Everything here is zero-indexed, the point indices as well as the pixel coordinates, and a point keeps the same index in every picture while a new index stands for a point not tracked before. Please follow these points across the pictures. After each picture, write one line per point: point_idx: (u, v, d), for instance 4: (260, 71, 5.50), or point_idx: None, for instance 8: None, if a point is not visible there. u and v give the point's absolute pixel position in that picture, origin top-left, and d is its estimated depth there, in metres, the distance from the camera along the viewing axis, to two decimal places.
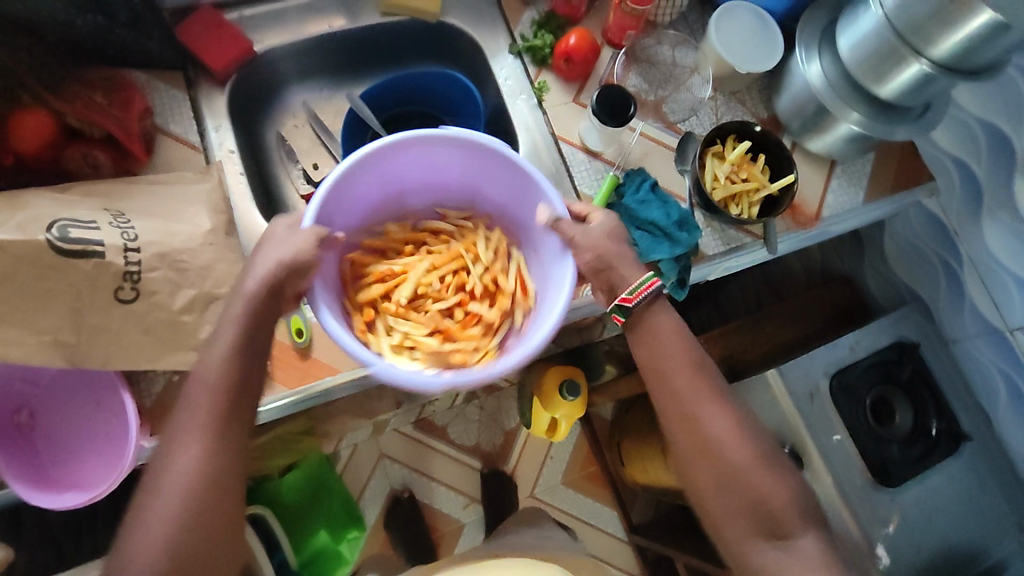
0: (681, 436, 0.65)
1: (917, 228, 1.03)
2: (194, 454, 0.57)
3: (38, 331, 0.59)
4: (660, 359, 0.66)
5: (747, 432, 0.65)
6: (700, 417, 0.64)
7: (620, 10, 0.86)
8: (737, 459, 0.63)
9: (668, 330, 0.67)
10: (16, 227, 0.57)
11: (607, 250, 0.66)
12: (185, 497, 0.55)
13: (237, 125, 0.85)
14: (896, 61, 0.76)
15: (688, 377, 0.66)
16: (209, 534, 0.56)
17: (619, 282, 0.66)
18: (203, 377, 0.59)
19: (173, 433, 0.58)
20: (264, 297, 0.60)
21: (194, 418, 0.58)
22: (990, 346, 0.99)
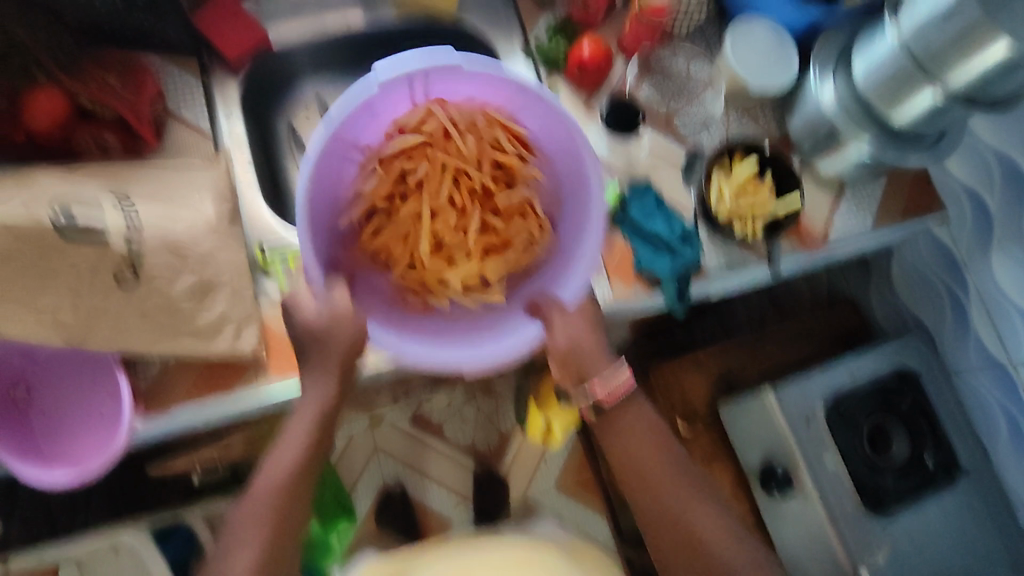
0: (658, 527, 0.71)
1: (926, 255, 1.02)
2: (250, 552, 0.63)
3: (37, 309, 0.59)
4: (631, 450, 0.72)
5: (721, 518, 0.70)
6: (673, 505, 0.70)
7: (636, 20, 0.87)
8: (715, 546, 0.68)
9: (646, 427, 0.73)
10: (20, 205, 0.57)
11: (581, 337, 0.71)
12: None
13: (248, 114, 0.86)
14: (910, 87, 0.76)
15: (659, 468, 0.72)
16: None
17: (595, 373, 0.72)
18: (271, 479, 0.66)
19: (236, 526, 0.64)
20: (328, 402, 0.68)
21: (257, 517, 0.64)
22: (992, 381, 0.97)
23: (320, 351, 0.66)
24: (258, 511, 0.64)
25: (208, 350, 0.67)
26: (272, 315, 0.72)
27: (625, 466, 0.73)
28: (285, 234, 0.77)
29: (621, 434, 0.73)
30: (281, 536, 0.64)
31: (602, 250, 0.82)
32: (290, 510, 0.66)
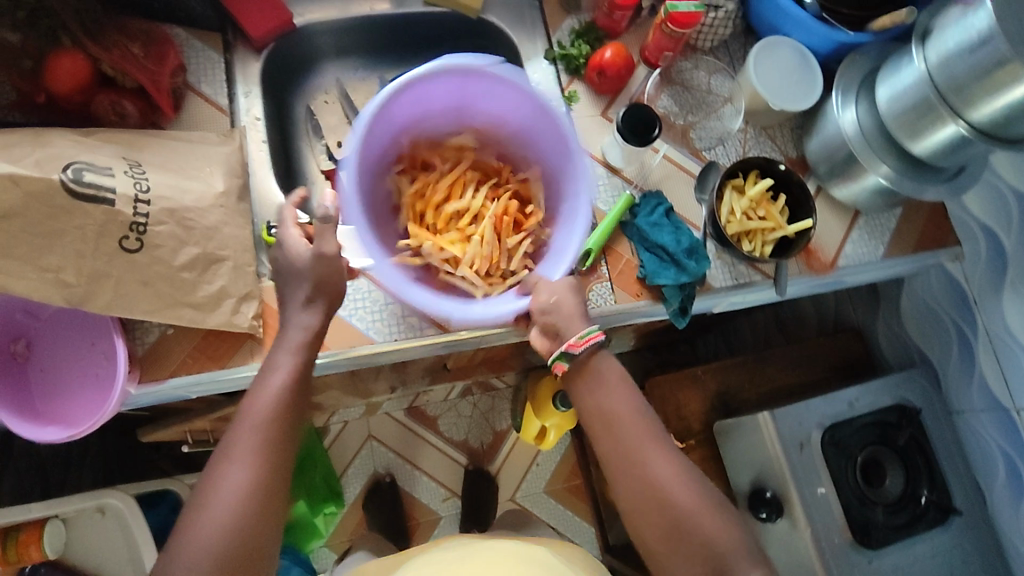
0: (622, 479, 0.68)
1: (935, 290, 0.99)
2: (243, 474, 0.59)
3: (40, 267, 0.60)
4: (602, 398, 0.70)
5: (690, 475, 0.67)
6: (641, 456, 0.67)
7: (660, 31, 0.86)
8: (681, 500, 0.65)
9: (610, 370, 0.71)
10: (34, 164, 0.59)
11: (566, 300, 0.71)
12: (227, 511, 0.58)
13: (267, 93, 0.87)
14: (932, 119, 0.75)
15: (630, 418, 0.69)
16: (249, 542, 0.58)
17: (566, 329, 0.70)
18: (257, 404, 0.62)
19: (221, 453, 0.61)
20: (309, 336, 0.66)
21: (250, 438, 0.61)
22: (994, 425, 0.96)
23: (302, 303, 0.67)
24: (245, 442, 0.61)
25: (205, 322, 0.67)
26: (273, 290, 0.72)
27: (593, 414, 0.70)
28: None
29: (592, 382, 0.71)
30: (274, 463, 0.62)
31: (607, 257, 0.82)
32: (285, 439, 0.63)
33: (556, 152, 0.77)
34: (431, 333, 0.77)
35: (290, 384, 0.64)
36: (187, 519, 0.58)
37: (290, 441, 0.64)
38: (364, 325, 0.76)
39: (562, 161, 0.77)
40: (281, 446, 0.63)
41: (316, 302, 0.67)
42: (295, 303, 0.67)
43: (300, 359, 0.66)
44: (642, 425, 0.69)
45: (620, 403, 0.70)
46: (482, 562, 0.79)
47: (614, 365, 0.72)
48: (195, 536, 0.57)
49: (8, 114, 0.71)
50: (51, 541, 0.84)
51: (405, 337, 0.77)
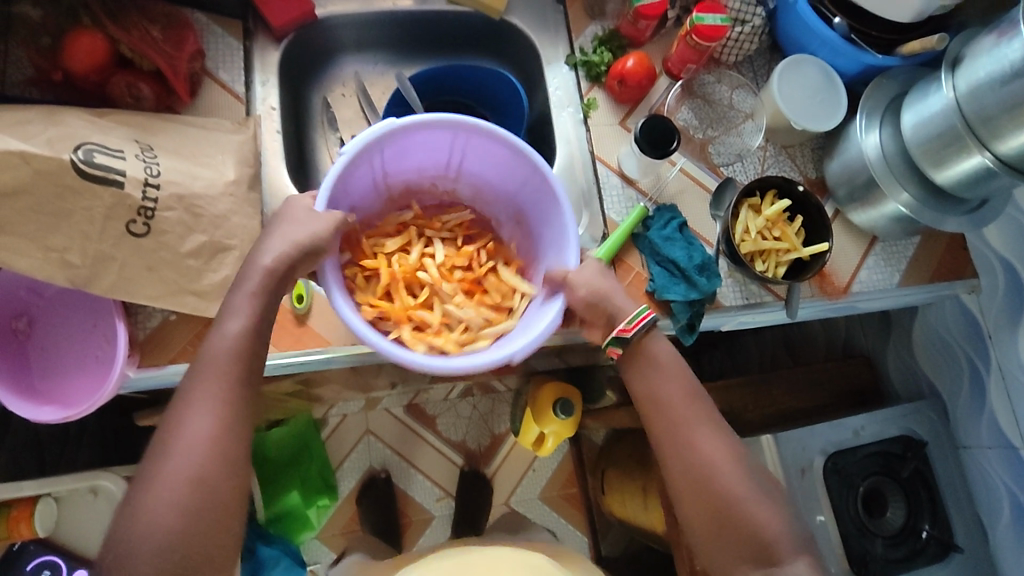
0: (672, 460, 0.68)
1: (949, 322, 0.97)
2: (209, 419, 0.58)
3: (45, 247, 0.59)
4: (657, 382, 0.70)
5: (740, 460, 0.67)
6: (694, 438, 0.68)
7: (684, 42, 0.84)
8: (731, 484, 0.65)
9: (662, 351, 0.72)
10: (45, 142, 0.59)
11: (603, 286, 0.71)
12: (200, 455, 0.57)
13: (284, 83, 0.86)
14: (957, 149, 0.73)
15: (685, 402, 0.69)
16: (218, 491, 0.57)
17: (616, 315, 0.71)
18: (216, 350, 0.61)
19: (186, 399, 0.59)
20: (270, 282, 0.63)
21: (212, 382, 0.59)
22: (1002, 462, 0.95)
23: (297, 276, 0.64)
24: (210, 387, 0.59)
25: (208, 311, 0.66)
26: None
27: (648, 396, 0.70)
28: None
29: (647, 366, 0.71)
30: (238, 410, 0.60)
31: (617, 268, 0.81)
32: (247, 384, 0.62)
33: (503, 166, 0.76)
34: None
35: (249, 329, 0.62)
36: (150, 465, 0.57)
37: (251, 388, 0.62)
38: None
39: (513, 175, 0.76)
40: (246, 393, 0.61)
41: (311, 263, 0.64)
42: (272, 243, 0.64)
43: (258, 303, 0.62)
44: (698, 408, 0.69)
45: (677, 386, 0.70)
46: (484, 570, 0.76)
47: (669, 351, 0.72)
48: (159, 480, 0.56)
49: (24, 90, 0.71)
50: (41, 519, 0.84)
51: None
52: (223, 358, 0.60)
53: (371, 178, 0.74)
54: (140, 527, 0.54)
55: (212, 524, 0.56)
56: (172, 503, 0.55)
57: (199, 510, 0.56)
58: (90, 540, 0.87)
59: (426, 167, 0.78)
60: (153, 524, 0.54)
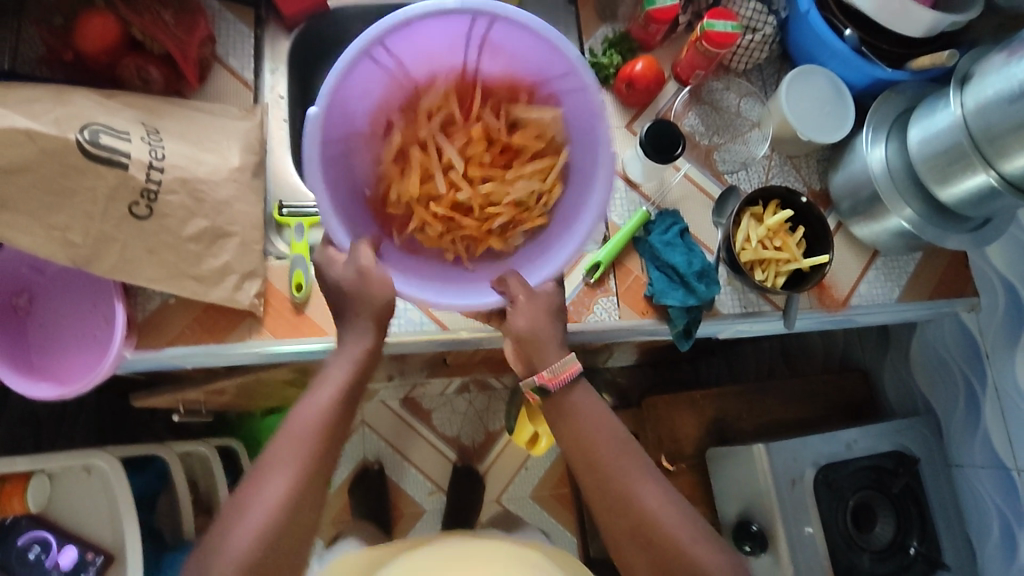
0: (608, 511, 0.63)
1: (947, 340, 0.96)
2: (280, 486, 0.58)
3: (48, 225, 0.60)
4: (579, 428, 0.65)
5: (680, 504, 0.62)
6: (629, 490, 0.62)
7: (694, 48, 0.85)
8: (673, 532, 0.61)
9: (588, 402, 0.66)
10: (51, 121, 0.59)
11: (542, 326, 0.67)
12: (263, 523, 0.57)
13: (294, 72, 0.87)
14: (962, 167, 0.73)
15: (612, 446, 0.64)
16: (273, 559, 0.57)
17: (543, 361, 0.66)
18: (302, 415, 0.62)
19: (264, 464, 0.60)
20: (365, 357, 0.65)
21: (294, 448, 0.60)
22: (993, 481, 0.93)
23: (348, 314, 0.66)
24: (288, 455, 0.60)
25: (207, 296, 0.67)
26: (278, 271, 0.72)
27: (573, 445, 0.65)
28: (306, 196, 0.77)
29: (565, 414, 0.66)
30: (310, 481, 0.60)
31: (616, 271, 0.81)
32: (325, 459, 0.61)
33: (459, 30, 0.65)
34: (431, 328, 0.77)
35: (336, 400, 0.63)
36: (222, 524, 0.58)
37: (330, 461, 0.62)
38: None
39: (491, 38, 0.66)
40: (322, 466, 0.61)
41: (371, 319, 0.65)
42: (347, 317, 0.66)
43: (349, 373, 0.64)
44: (625, 451, 0.64)
45: (602, 430, 0.65)
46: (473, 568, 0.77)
47: (589, 393, 0.67)
48: (227, 543, 0.56)
49: (37, 69, 0.72)
50: (34, 495, 0.84)
51: (406, 332, 0.77)
52: (306, 429, 0.61)
53: (341, 135, 0.67)
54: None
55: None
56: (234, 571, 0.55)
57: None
58: (81, 518, 0.88)
59: (376, 91, 0.69)
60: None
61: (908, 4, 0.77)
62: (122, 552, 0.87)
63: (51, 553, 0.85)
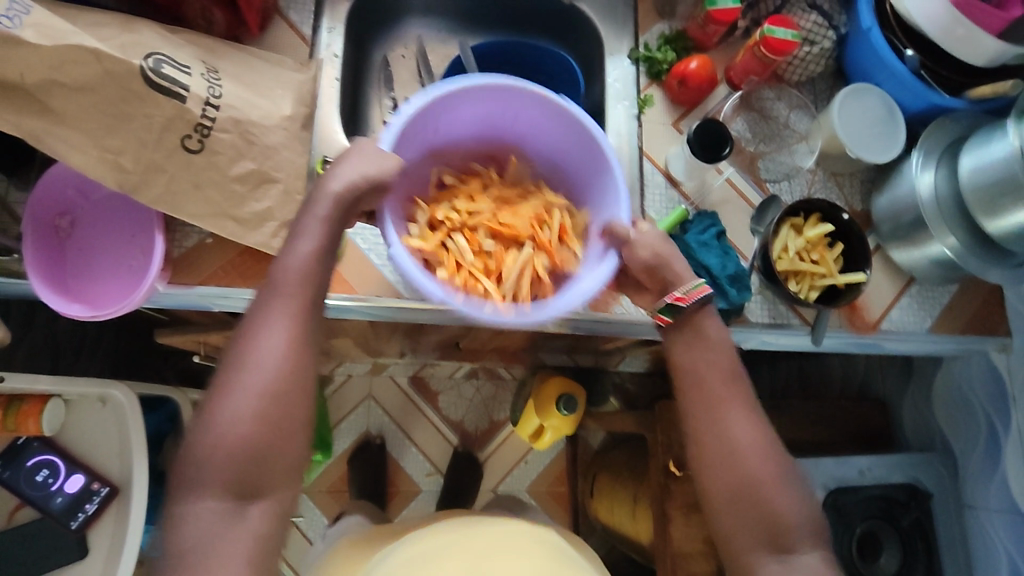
0: (703, 436, 0.68)
1: (974, 377, 0.95)
2: (282, 340, 0.60)
3: (102, 147, 0.60)
4: (700, 355, 0.69)
5: (771, 445, 0.67)
6: (724, 418, 0.67)
7: (751, 53, 0.84)
8: (762, 470, 0.66)
9: (711, 324, 0.71)
10: (118, 46, 0.60)
11: (664, 250, 0.70)
12: (275, 367, 0.59)
13: (349, 34, 0.88)
14: (1015, 199, 0.71)
15: (725, 379, 0.69)
16: (283, 405, 0.59)
17: (674, 280, 0.70)
18: (287, 272, 0.62)
19: (262, 313, 0.61)
20: (338, 209, 0.63)
21: (287, 304, 0.61)
22: (1008, 527, 0.91)
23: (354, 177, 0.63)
24: (283, 308, 0.61)
25: (245, 239, 0.67)
26: None
27: (689, 368, 0.70)
28: None
29: (692, 337, 0.70)
30: (307, 333, 0.62)
31: None
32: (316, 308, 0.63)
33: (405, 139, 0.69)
34: None
35: (321, 252, 0.63)
36: (227, 373, 0.59)
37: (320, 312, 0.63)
38: (393, 278, 0.75)
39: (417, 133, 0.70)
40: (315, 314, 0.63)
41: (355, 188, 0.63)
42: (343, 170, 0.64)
43: (331, 228, 0.63)
44: (735, 386, 0.69)
45: (720, 362, 0.69)
46: (471, 549, 0.77)
47: (715, 325, 0.71)
48: (242, 389, 0.59)
49: None
50: (49, 418, 0.84)
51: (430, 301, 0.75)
52: (294, 281, 0.61)
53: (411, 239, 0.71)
54: (229, 425, 0.58)
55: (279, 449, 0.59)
56: (246, 413, 0.58)
57: (274, 423, 0.59)
58: (92, 449, 0.89)
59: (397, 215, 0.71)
60: (240, 428, 0.58)
61: (972, 30, 0.76)
62: (127, 488, 0.89)
63: (57, 479, 0.86)
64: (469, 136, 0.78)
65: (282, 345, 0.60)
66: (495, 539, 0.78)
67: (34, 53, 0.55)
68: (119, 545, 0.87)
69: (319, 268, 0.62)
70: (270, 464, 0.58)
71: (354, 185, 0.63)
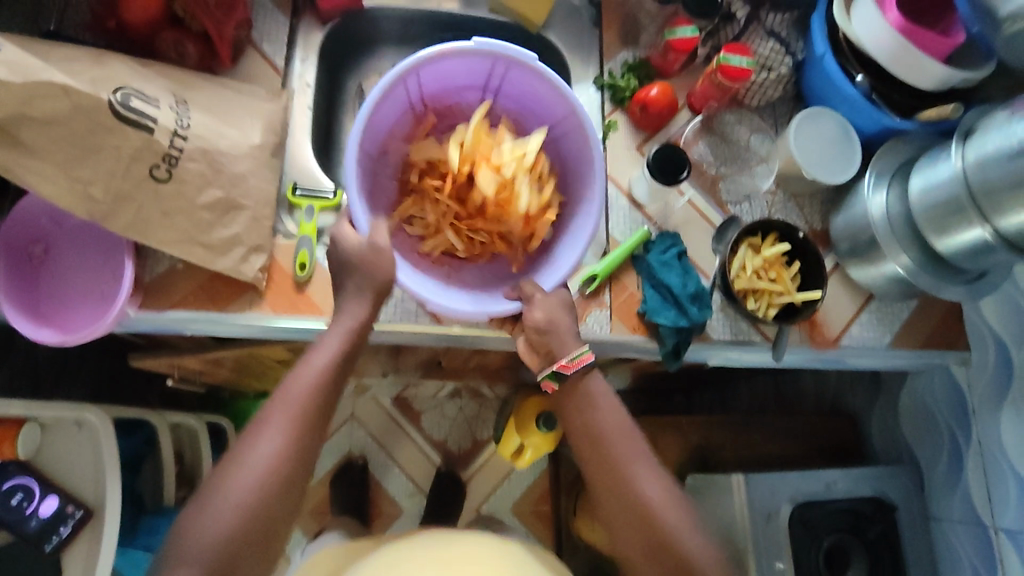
0: (609, 496, 0.68)
1: (937, 393, 0.97)
2: (272, 448, 0.62)
3: (72, 178, 0.63)
4: (594, 416, 0.70)
5: (676, 496, 0.68)
6: (630, 479, 0.67)
7: (709, 80, 0.87)
8: (666, 523, 0.66)
9: (599, 388, 0.72)
10: (88, 80, 0.63)
11: (558, 317, 0.73)
12: (257, 476, 0.61)
13: (323, 64, 0.92)
14: (960, 220, 0.74)
15: (619, 435, 0.69)
16: (256, 519, 0.60)
17: (560, 350, 0.72)
18: (292, 388, 0.65)
19: (257, 422, 0.64)
20: (359, 332, 0.69)
21: (283, 420, 0.63)
22: (972, 540, 0.93)
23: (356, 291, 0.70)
24: (278, 419, 0.63)
25: (213, 264, 0.69)
26: (284, 249, 0.75)
27: (583, 429, 0.70)
28: (320, 181, 0.81)
29: (584, 401, 0.71)
30: (298, 448, 0.63)
31: (612, 286, 0.83)
32: (314, 424, 0.65)
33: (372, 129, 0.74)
34: (425, 322, 0.78)
35: (328, 369, 0.66)
36: (214, 480, 0.61)
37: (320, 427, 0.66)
38: None
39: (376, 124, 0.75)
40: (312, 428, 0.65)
41: (365, 293, 0.69)
42: (350, 292, 0.70)
43: (345, 344, 0.68)
44: (633, 442, 0.69)
45: (613, 422, 0.70)
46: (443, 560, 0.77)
47: (604, 387, 0.72)
48: (219, 498, 0.60)
49: (79, 34, 0.76)
50: (24, 441, 0.87)
51: (401, 322, 0.78)
52: (296, 394, 0.64)
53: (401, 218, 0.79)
54: (198, 538, 0.59)
55: (259, 541, 0.61)
56: (219, 525, 0.59)
57: (243, 538, 0.60)
58: (69, 470, 0.90)
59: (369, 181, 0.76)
60: (207, 541, 0.59)
61: (918, 57, 0.79)
62: (101, 510, 0.89)
63: (32, 502, 0.86)
64: (396, 111, 0.79)
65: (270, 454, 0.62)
66: (464, 553, 0.79)
67: (7, 90, 0.57)
68: (91, 569, 0.87)
69: (324, 385, 0.66)
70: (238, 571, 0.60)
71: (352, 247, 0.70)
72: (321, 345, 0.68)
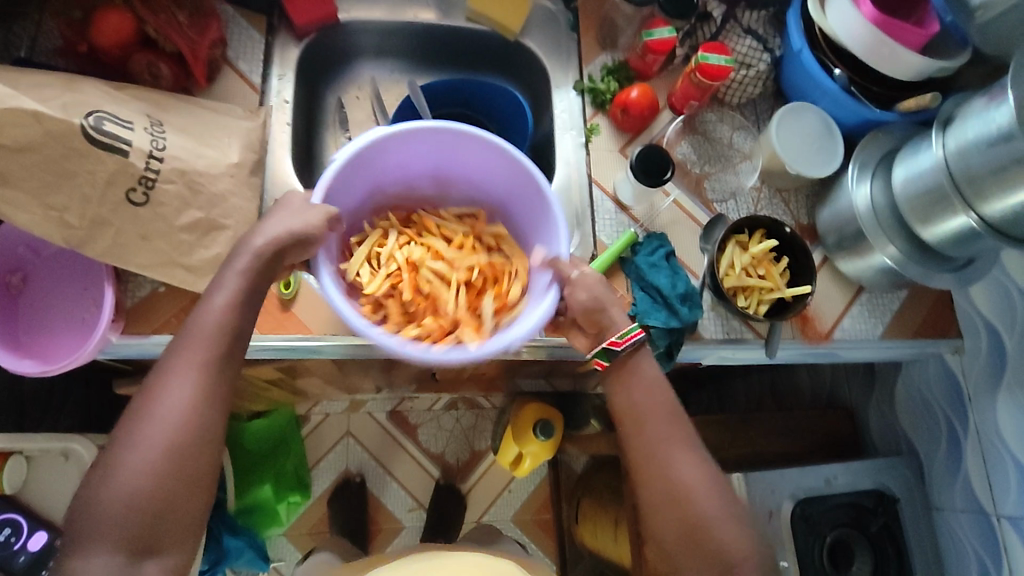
0: (647, 478, 0.68)
1: (933, 384, 0.96)
2: (187, 390, 0.60)
3: (46, 205, 0.62)
4: (636, 395, 0.70)
5: (712, 481, 0.67)
6: (670, 462, 0.67)
7: (688, 79, 0.87)
8: (703, 505, 0.66)
9: (645, 367, 0.71)
10: (59, 106, 0.62)
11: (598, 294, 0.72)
12: (174, 421, 0.59)
13: (300, 80, 0.91)
14: (945, 208, 0.74)
15: (662, 413, 0.69)
16: (183, 470, 0.58)
17: (610, 326, 0.71)
18: (200, 324, 0.62)
19: (166, 366, 0.61)
20: (260, 262, 0.65)
21: (192, 359, 0.61)
22: (974, 529, 0.93)
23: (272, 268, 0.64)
24: (191, 358, 0.61)
25: (195, 285, 0.68)
26: None
27: (626, 410, 0.70)
28: None
29: (629, 379, 0.71)
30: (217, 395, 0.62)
31: None
32: (229, 364, 0.63)
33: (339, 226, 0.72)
34: None
35: (237, 301, 0.63)
36: (127, 427, 0.59)
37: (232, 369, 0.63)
38: None
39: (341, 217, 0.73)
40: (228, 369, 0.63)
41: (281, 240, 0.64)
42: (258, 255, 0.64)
43: (249, 281, 0.64)
44: (674, 423, 0.69)
45: (655, 400, 0.70)
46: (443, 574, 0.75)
47: (650, 366, 0.72)
48: (132, 452, 0.57)
49: (51, 60, 0.75)
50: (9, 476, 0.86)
51: None
52: (208, 329, 0.62)
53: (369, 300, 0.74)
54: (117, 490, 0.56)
55: (191, 487, 0.59)
56: (140, 475, 0.57)
57: (163, 489, 0.57)
58: (57, 502, 0.88)
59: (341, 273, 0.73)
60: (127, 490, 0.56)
61: (895, 49, 0.79)
62: None
63: (21, 537, 0.84)
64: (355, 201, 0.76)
65: (183, 396, 0.60)
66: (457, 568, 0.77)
67: None
68: None
69: (235, 319, 0.63)
70: (163, 525, 0.57)
71: (279, 236, 0.64)
72: (218, 279, 0.64)
